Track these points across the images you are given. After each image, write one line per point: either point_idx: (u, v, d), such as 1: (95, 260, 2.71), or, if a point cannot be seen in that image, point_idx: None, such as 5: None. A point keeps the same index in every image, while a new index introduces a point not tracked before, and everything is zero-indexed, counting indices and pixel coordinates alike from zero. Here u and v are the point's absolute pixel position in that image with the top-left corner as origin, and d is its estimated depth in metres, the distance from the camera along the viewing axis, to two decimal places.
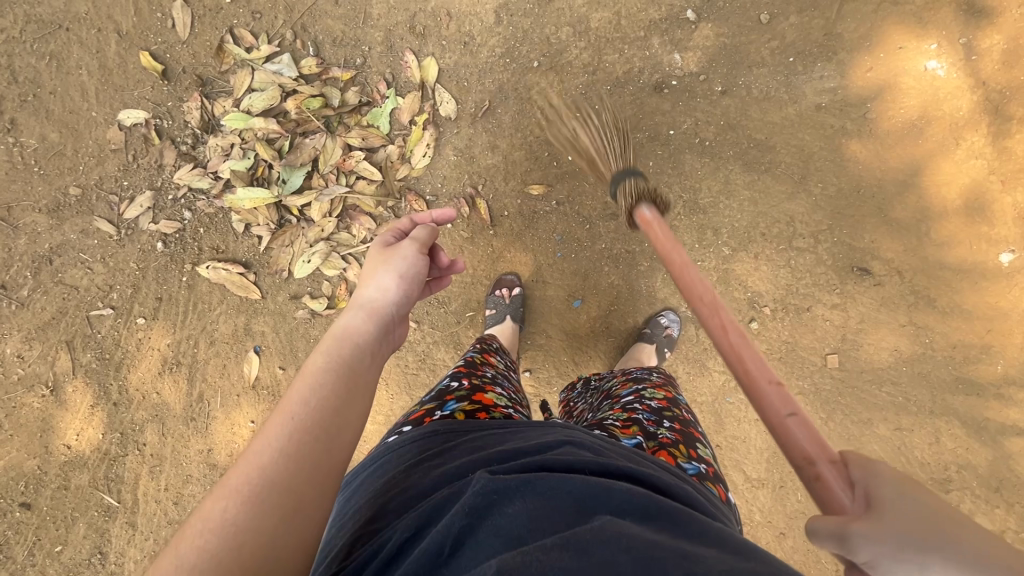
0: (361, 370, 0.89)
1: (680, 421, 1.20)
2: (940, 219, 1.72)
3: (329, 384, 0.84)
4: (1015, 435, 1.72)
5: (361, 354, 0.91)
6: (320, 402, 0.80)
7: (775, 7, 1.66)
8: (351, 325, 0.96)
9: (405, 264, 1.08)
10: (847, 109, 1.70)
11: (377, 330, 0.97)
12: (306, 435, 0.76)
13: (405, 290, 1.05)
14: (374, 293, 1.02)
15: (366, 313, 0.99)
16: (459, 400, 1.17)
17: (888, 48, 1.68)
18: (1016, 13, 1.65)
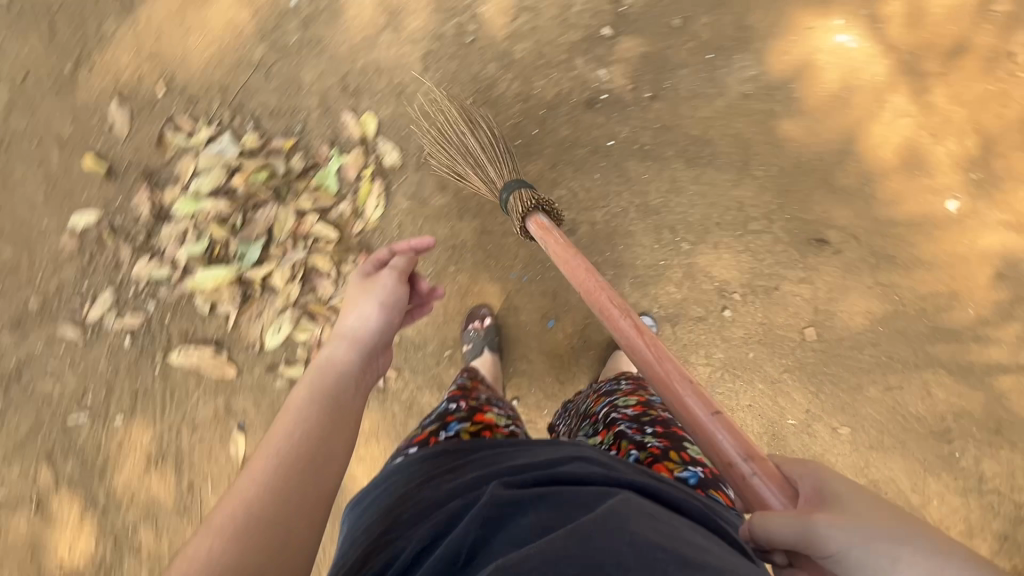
0: (343, 401, 0.97)
1: (661, 424, 1.22)
2: (883, 180, 1.79)
3: (313, 414, 0.91)
4: (1002, 372, 1.75)
5: (343, 386, 0.98)
6: (304, 437, 0.87)
7: (685, 10, 1.74)
8: (335, 355, 1.05)
9: (385, 293, 1.16)
10: (772, 92, 1.77)
11: (359, 359, 1.05)
12: (292, 465, 0.82)
13: (385, 318, 1.14)
14: (355, 323, 1.11)
15: (347, 343, 1.08)
16: (461, 421, 1.19)
17: (798, 31, 1.77)
18: None
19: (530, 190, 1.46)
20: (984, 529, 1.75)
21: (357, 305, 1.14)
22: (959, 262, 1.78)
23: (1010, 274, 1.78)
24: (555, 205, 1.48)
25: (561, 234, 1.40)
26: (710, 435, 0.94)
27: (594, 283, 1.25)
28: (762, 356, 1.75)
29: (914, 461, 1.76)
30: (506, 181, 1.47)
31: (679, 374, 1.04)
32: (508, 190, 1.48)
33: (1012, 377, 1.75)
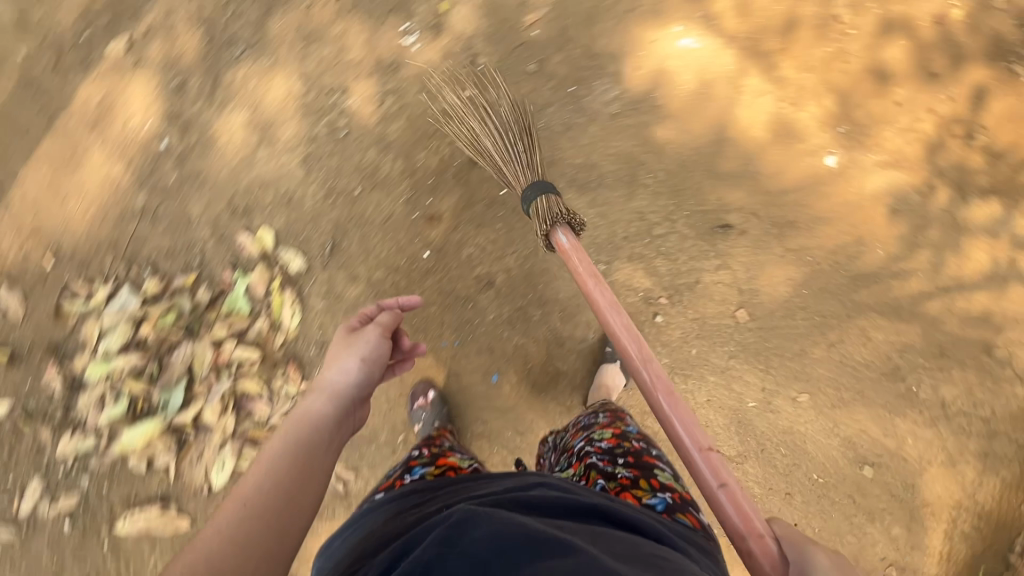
0: (316, 459, 0.99)
1: (634, 453, 1.27)
2: (763, 155, 1.90)
3: (284, 471, 0.94)
4: (928, 298, 1.87)
5: (317, 442, 1.00)
6: (270, 491, 0.91)
7: (537, 55, 1.85)
8: (314, 408, 1.07)
9: (368, 346, 1.17)
10: (638, 105, 1.87)
11: (335, 415, 1.07)
12: (259, 515, 0.87)
13: (366, 373, 1.15)
14: (337, 378, 1.12)
15: (326, 396, 1.09)
16: (426, 466, 1.21)
17: (644, 45, 1.90)
18: None
19: (555, 205, 1.47)
20: (962, 450, 1.81)
21: (339, 357, 1.16)
22: (852, 208, 1.91)
23: (902, 208, 1.91)
24: (579, 217, 1.54)
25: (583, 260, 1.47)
26: (712, 501, 1.14)
27: (619, 337, 1.33)
28: (705, 350, 1.78)
29: (876, 405, 1.80)
30: (538, 198, 1.47)
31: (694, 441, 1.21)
32: (538, 199, 1.51)
33: (936, 300, 1.87)
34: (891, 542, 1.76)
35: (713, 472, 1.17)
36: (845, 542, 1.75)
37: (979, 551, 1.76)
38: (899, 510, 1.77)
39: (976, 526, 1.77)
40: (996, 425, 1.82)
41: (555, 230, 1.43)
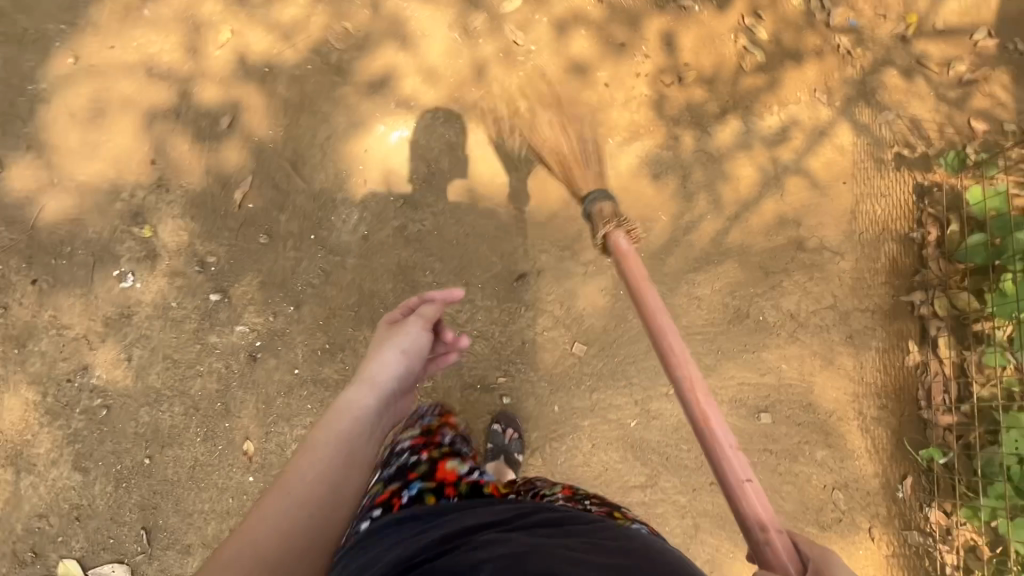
0: (358, 447, 1.20)
1: (595, 495, 1.13)
2: (520, 191, 1.93)
3: (337, 453, 1.16)
4: (726, 233, 1.93)
5: (360, 428, 1.22)
6: (322, 470, 1.11)
7: (265, 224, 1.79)
8: (357, 400, 1.27)
9: (409, 341, 1.37)
10: (384, 213, 1.85)
11: (376, 407, 1.27)
12: (314, 484, 1.09)
13: (406, 364, 1.35)
14: (383, 372, 1.32)
15: (370, 392, 1.29)
16: (422, 479, 1.19)
17: (359, 158, 1.90)
18: (403, 61, 2.01)
19: (616, 210, 1.48)
20: (831, 345, 1.85)
21: (381, 355, 1.35)
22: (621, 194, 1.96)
23: (660, 171, 1.99)
24: (632, 221, 1.53)
25: (637, 264, 1.43)
26: (740, 493, 1.05)
27: (657, 321, 1.27)
28: (562, 400, 1.74)
29: (738, 354, 1.82)
30: (597, 197, 1.49)
31: (725, 432, 1.15)
32: (592, 205, 1.51)
33: (734, 231, 1.94)
34: (823, 467, 1.75)
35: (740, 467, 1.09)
36: (785, 495, 1.74)
37: (896, 426, 1.79)
38: (814, 432, 1.77)
39: (880, 405, 1.81)
40: (844, 305, 1.90)
41: (618, 228, 1.41)
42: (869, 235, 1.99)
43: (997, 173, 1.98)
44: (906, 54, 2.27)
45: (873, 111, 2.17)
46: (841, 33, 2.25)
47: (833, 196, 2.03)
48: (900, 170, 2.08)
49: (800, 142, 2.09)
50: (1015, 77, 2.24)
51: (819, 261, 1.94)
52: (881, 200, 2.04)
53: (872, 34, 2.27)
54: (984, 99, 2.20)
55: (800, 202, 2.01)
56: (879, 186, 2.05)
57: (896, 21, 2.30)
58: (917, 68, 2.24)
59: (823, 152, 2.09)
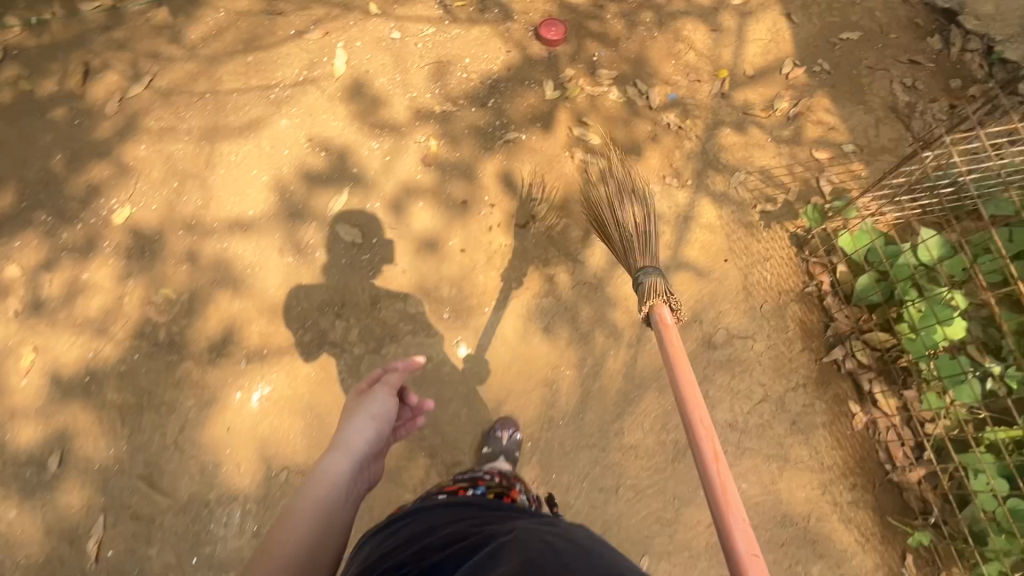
0: (334, 518, 1.06)
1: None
2: (413, 399, 1.78)
3: (316, 525, 1.03)
4: (638, 361, 1.83)
5: (336, 502, 1.08)
6: (297, 543, 1.00)
7: (132, 563, 1.57)
8: (332, 467, 1.13)
9: (376, 404, 1.22)
10: (266, 498, 1.67)
11: (351, 478, 1.13)
12: (301, 545, 1.00)
13: (379, 432, 1.21)
14: (357, 441, 1.17)
15: (342, 458, 1.14)
16: (489, 487, 1.29)
17: (224, 439, 1.69)
18: (242, 306, 1.82)
19: (667, 286, 1.50)
20: (782, 440, 1.75)
21: (353, 419, 1.20)
22: (518, 366, 1.81)
23: (548, 322, 1.87)
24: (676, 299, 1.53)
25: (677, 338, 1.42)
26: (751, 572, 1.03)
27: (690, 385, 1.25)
28: None
29: (695, 494, 1.70)
30: (650, 268, 1.51)
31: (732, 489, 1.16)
32: (644, 275, 1.50)
33: (644, 356, 1.84)
34: None
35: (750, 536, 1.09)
36: None
37: (876, 502, 1.70)
38: (801, 547, 1.66)
39: (851, 485, 1.72)
40: (776, 391, 1.82)
41: (667, 301, 1.41)
42: (769, 305, 1.95)
43: (857, 213, 2.00)
44: (731, 109, 2.32)
45: (725, 176, 2.18)
46: (665, 112, 2.28)
47: (723, 279, 1.98)
48: (772, 228, 2.07)
49: (671, 235, 2.04)
50: (833, 97, 2.33)
51: (735, 354, 1.86)
52: (767, 265, 2.01)
53: (693, 101, 2.32)
54: (816, 127, 2.27)
55: (695, 299, 1.95)
56: (759, 252, 2.03)
57: (708, 82, 2.37)
58: (746, 119, 2.30)
59: (696, 235, 2.06)
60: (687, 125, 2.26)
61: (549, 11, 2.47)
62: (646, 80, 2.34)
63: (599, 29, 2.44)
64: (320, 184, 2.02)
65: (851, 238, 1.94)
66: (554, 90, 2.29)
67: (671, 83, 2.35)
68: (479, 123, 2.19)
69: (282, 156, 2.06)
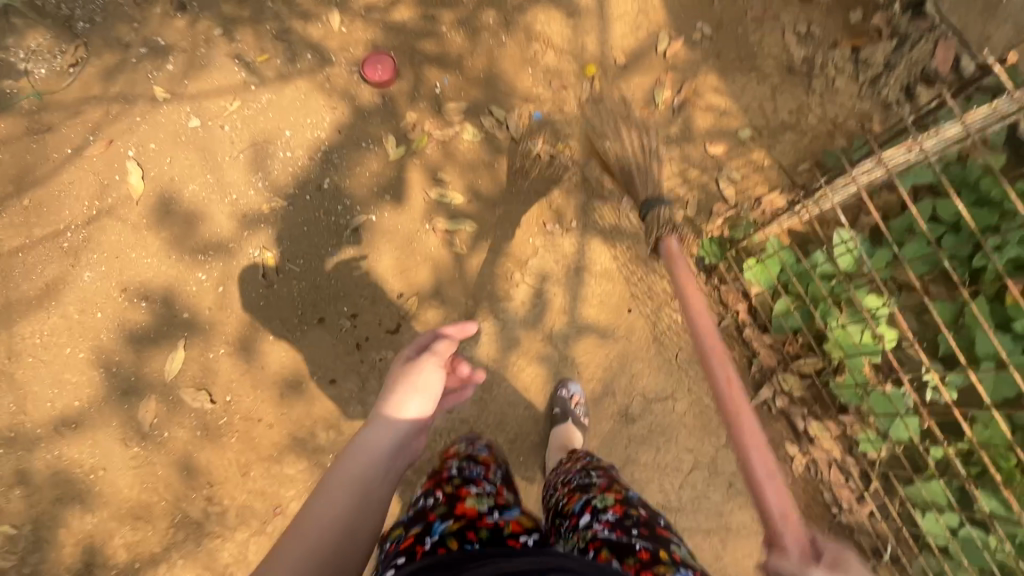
0: (373, 492, 1.01)
1: (646, 524, 1.12)
2: None
3: (352, 501, 0.98)
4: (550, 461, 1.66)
5: (375, 477, 1.02)
6: (332, 522, 0.94)
7: None
8: (371, 444, 1.04)
9: (427, 378, 1.11)
10: None
11: (393, 451, 1.06)
12: (337, 522, 0.95)
13: (428, 405, 1.12)
14: (405, 415, 1.08)
15: (383, 429, 1.06)
16: (444, 519, 1.09)
17: None
18: (98, 520, 1.59)
19: (671, 214, 1.51)
20: (721, 509, 1.61)
21: (396, 390, 1.10)
22: None
23: (446, 442, 1.66)
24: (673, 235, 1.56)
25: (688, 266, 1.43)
26: (774, 521, 0.97)
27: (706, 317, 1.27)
28: None
29: None
30: (657, 197, 1.48)
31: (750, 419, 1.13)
32: (649, 208, 1.52)
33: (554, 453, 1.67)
34: None
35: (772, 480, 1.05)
36: None
37: None
38: None
39: None
40: (706, 454, 1.66)
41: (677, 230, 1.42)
42: (686, 351, 1.74)
43: (761, 228, 1.74)
44: (607, 114, 1.98)
45: (613, 204, 1.88)
46: (530, 140, 1.94)
47: (629, 336, 1.76)
48: (675, 257, 1.79)
49: (564, 297, 1.79)
50: (720, 71, 1.98)
51: (655, 425, 1.68)
52: (676, 303, 1.77)
53: (562, 116, 1.97)
54: (706, 114, 1.95)
55: (603, 368, 1.73)
56: (665, 290, 1.78)
57: (575, 87, 2.01)
58: (626, 124, 1.97)
59: (593, 286, 1.80)
60: (559, 151, 1.93)
61: (373, 41, 2.04)
62: (503, 102, 1.98)
63: (436, 49, 2.02)
64: (149, 345, 1.72)
65: (759, 267, 1.73)
66: (397, 145, 1.92)
67: (532, 99, 1.99)
68: (319, 215, 1.85)
69: (96, 321, 1.73)
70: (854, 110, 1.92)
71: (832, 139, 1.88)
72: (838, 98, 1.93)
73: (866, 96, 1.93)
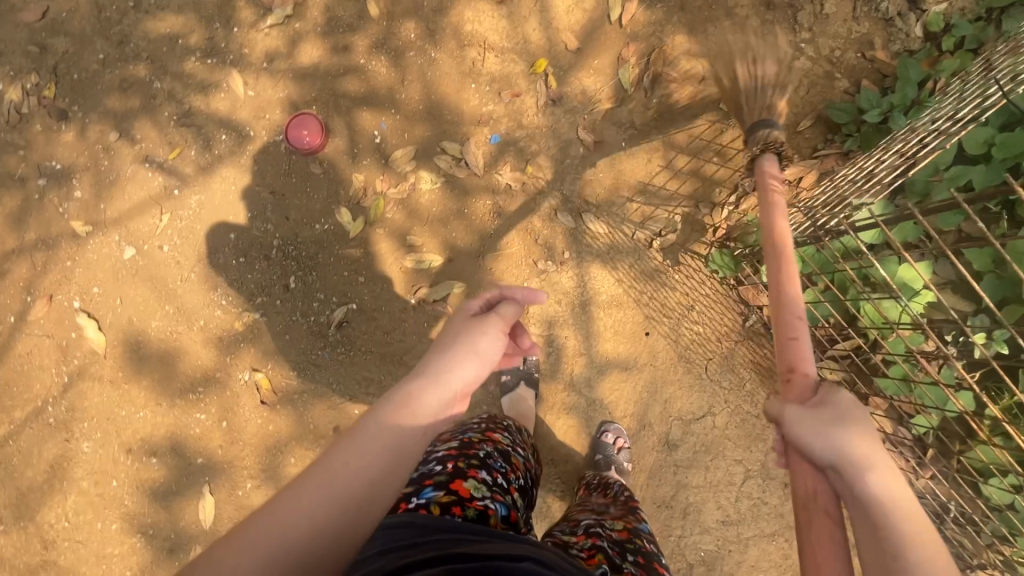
0: (410, 447, 0.82)
1: (643, 552, 1.01)
2: None
3: (387, 452, 0.79)
4: None
5: (415, 430, 0.83)
6: (359, 470, 0.76)
7: None
8: (418, 398, 0.85)
9: (485, 341, 0.93)
10: None
11: (439, 410, 0.86)
12: (368, 479, 0.76)
13: (483, 368, 0.92)
14: (457, 374, 0.89)
15: (430, 383, 0.86)
16: (437, 487, 0.95)
17: None
18: None
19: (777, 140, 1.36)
20: (781, 512, 1.61)
21: (452, 348, 0.91)
22: None
23: None
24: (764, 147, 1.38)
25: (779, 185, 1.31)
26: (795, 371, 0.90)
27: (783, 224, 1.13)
28: None
29: None
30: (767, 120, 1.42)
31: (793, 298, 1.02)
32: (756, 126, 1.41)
33: None
34: None
35: (801, 343, 0.94)
36: None
37: None
38: None
39: None
40: (756, 461, 1.63)
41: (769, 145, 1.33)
42: (715, 361, 1.65)
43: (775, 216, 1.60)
44: (572, 116, 1.73)
45: (603, 221, 1.70)
46: (495, 170, 1.72)
47: (653, 362, 1.66)
48: (681, 263, 1.67)
49: (576, 339, 1.68)
50: (689, 28, 1.70)
51: (699, 446, 1.64)
52: (694, 313, 1.66)
53: (522, 131, 1.73)
54: (683, 87, 1.70)
55: (634, 400, 1.66)
56: (680, 303, 1.66)
57: (529, 92, 1.74)
58: (596, 122, 1.72)
59: (603, 317, 1.68)
60: (529, 176, 1.72)
61: (288, 97, 1.76)
62: (454, 133, 1.73)
63: (361, 88, 1.74)
64: (176, 499, 1.68)
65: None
66: (353, 217, 1.72)
67: (485, 120, 1.73)
68: (296, 319, 1.71)
69: (114, 490, 1.68)
70: (852, 37, 1.65)
71: (832, 82, 1.64)
72: (829, 27, 1.66)
73: (862, 15, 1.65)
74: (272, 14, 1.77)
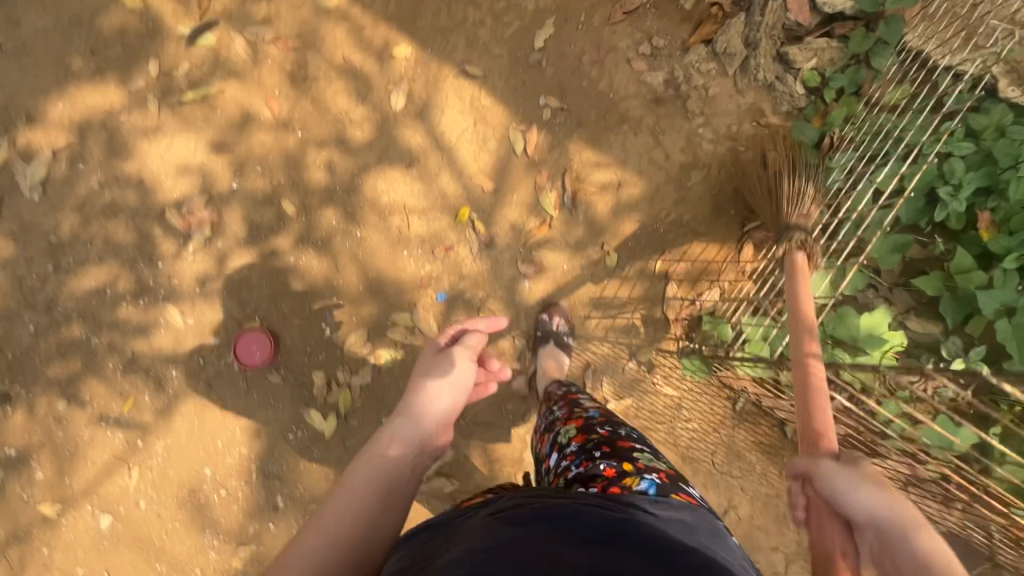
0: (402, 471, 0.95)
1: (606, 441, 1.04)
2: None
3: (385, 479, 0.92)
4: None
5: (404, 455, 0.98)
6: (364, 492, 0.89)
7: None
8: (405, 429, 1.02)
9: (456, 371, 1.16)
10: None
11: (424, 438, 1.04)
12: (373, 501, 0.88)
13: (457, 393, 1.14)
14: (436, 401, 1.10)
15: (415, 414, 1.06)
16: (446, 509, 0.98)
17: None
18: None
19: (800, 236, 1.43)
20: None
21: (428, 385, 1.12)
22: None
23: None
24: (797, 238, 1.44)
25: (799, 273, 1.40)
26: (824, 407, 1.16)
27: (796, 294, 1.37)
28: None
29: None
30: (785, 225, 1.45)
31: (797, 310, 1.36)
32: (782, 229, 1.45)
33: None
34: None
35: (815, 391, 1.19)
36: None
37: None
38: None
39: None
40: (791, 543, 1.59)
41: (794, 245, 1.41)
42: (719, 455, 1.63)
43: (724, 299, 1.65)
44: (508, 253, 1.75)
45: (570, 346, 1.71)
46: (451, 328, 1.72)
47: None
48: (656, 364, 1.67)
49: None
50: (592, 141, 1.76)
51: None
52: (685, 413, 1.64)
53: (465, 282, 1.74)
54: (603, 197, 1.74)
55: None
56: (667, 407, 1.65)
57: (460, 242, 1.75)
58: (533, 252, 1.74)
59: None
60: None
61: (228, 316, 1.74)
62: (400, 303, 1.73)
63: (298, 287, 1.74)
64: None
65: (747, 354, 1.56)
66: (324, 416, 1.69)
67: (427, 282, 1.74)
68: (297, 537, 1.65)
69: None
70: (742, 110, 1.73)
71: (738, 155, 1.71)
72: (719, 107, 1.73)
73: (744, 87, 1.74)
74: (192, 239, 1.77)
